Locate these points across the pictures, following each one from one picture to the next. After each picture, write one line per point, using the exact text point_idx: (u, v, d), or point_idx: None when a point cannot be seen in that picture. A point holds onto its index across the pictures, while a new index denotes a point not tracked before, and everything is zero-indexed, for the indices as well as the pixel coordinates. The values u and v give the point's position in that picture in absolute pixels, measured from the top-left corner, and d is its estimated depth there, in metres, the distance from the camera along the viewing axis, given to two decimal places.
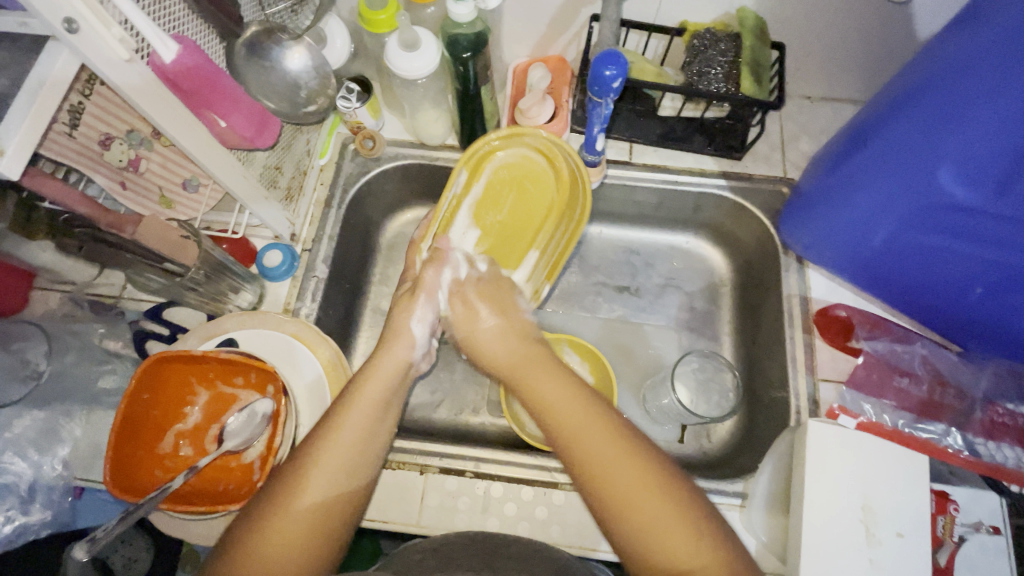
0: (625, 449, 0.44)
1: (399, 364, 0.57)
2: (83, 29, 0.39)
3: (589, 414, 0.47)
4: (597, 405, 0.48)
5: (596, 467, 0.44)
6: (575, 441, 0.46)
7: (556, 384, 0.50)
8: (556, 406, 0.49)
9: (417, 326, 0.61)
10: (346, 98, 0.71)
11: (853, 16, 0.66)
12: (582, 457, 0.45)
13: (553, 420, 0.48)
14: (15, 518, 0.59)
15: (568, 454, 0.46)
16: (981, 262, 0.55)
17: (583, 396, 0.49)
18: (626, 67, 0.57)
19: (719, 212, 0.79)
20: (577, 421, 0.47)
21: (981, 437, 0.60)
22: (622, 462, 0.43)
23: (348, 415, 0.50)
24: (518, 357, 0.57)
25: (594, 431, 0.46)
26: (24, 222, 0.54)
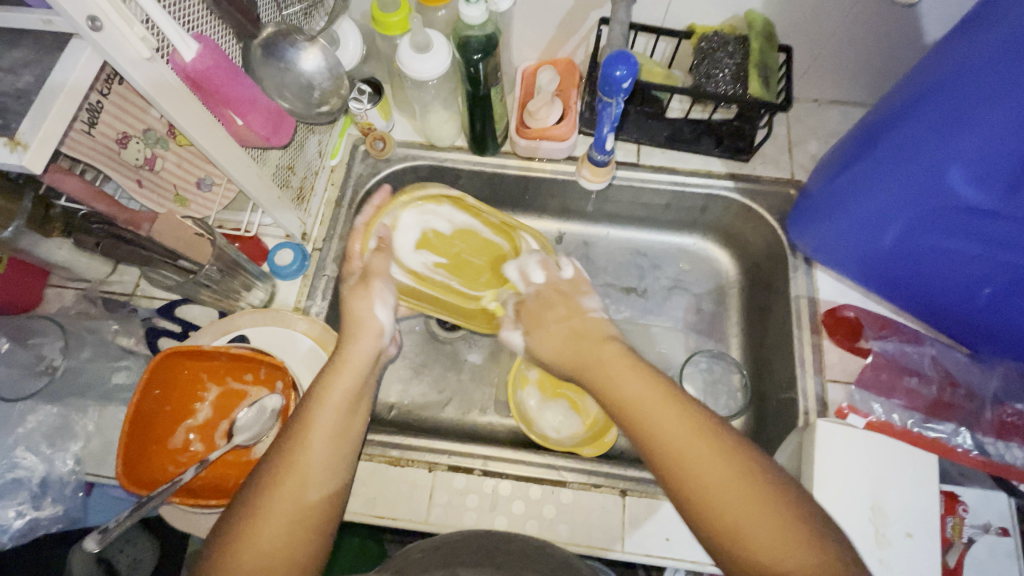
0: (719, 450, 0.40)
1: (372, 351, 0.57)
2: (106, 28, 0.40)
3: (681, 420, 0.42)
4: (686, 404, 0.44)
5: (698, 482, 0.39)
6: (669, 449, 0.41)
7: (638, 380, 0.46)
8: (643, 409, 0.44)
9: (381, 311, 0.60)
10: (358, 98, 0.72)
11: (860, 20, 0.67)
12: (680, 470, 0.40)
13: (638, 424, 0.44)
14: (26, 512, 0.60)
15: (661, 464, 0.42)
16: (992, 263, 0.55)
17: (665, 393, 0.45)
18: (637, 67, 0.57)
19: (727, 214, 0.79)
20: (670, 428, 0.42)
21: (991, 437, 0.60)
22: (710, 456, 0.40)
23: (323, 405, 0.50)
24: (586, 349, 0.54)
25: (691, 441, 0.41)
26: (41, 219, 0.56)
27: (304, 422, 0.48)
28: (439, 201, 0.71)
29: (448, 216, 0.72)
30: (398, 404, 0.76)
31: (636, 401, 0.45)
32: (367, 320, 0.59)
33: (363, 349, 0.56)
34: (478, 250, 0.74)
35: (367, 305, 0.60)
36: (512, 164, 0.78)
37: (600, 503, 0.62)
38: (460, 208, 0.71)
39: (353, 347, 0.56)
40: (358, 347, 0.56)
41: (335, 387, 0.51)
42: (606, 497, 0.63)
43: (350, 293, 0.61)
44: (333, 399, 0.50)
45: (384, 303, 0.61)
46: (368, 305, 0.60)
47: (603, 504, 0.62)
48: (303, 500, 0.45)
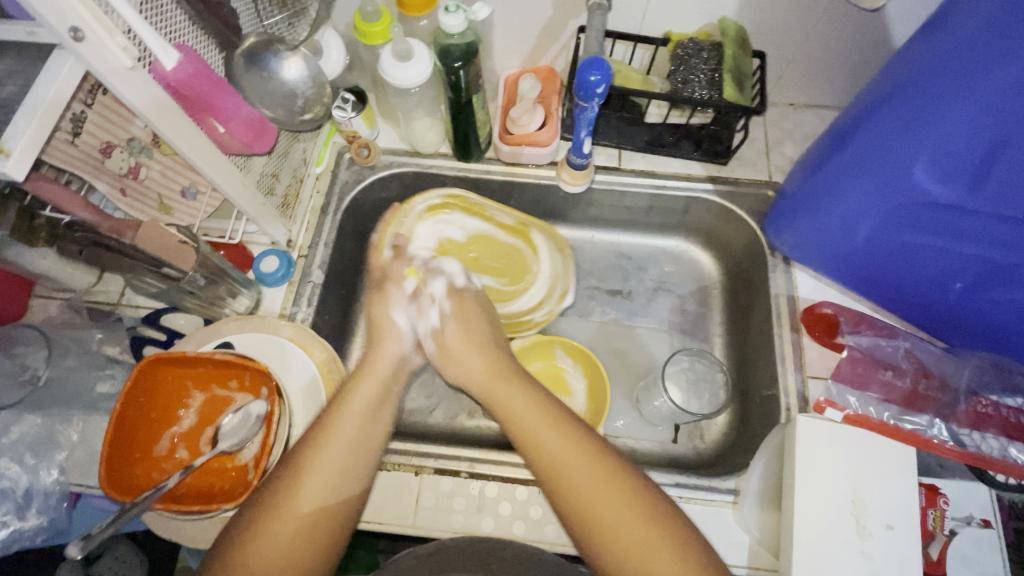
0: (592, 468, 0.49)
1: (389, 360, 0.61)
2: (89, 37, 0.40)
3: (562, 434, 0.51)
4: (569, 427, 0.52)
5: (574, 490, 0.48)
6: (552, 467, 0.50)
7: (529, 401, 0.55)
8: (533, 428, 0.52)
9: (398, 316, 0.66)
10: (341, 107, 0.73)
11: (829, 25, 0.69)
12: (559, 477, 0.49)
13: (528, 439, 0.52)
14: (11, 522, 0.59)
15: (547, 475, 0.50)
16: (962, 258, 0.57)
17: (555, 418, 0.53)
18: (610, 73, 0.59)
19: (707, 216, 0.81)
20: (552, 444, 0.51)
21: (966, 427, 0.61)
22: (582, 473, 0.49)
23: (343, 415, 0.53)
24: (489, 372, 0.60)
25: (569, 453, 0.50)
26: (26, 230, 0.56)
27: (322, 431, 0.52)
28: (449, 208, 0.82)
29: (462, 223, 0.82)
30: None
31: (527, 417, 0.53)
32: (387, 327, 0.65)
33: (380, 359, 0.61)
34: (496, 253, 0.83)
35: (385, 313, 0.66)
36: (496, 170, 0.79)
37: None
38: (471, 215, 0.82)
39: (370, 364, 0.60)
40: (375, 356, 0.61)
41: (356, 393, 0.56)
42: None
43: (373, 301, 0.68)
44: (350, 409, 0.54)
45: (401, 307, 0.67)
46: (387, 312, 0.66)
47: None
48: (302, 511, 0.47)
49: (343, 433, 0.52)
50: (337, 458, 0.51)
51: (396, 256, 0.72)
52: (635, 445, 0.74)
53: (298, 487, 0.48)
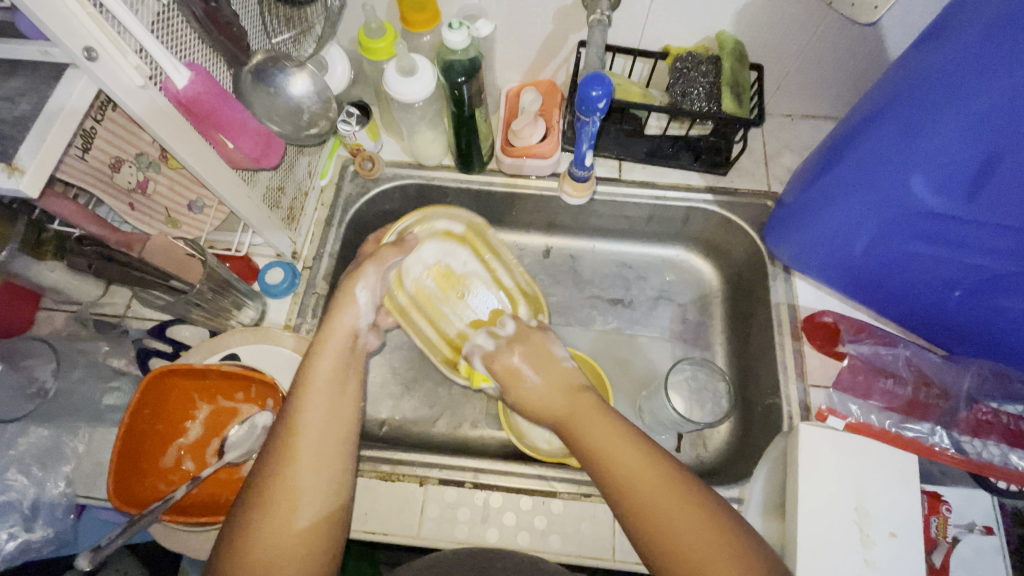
0: (693, 512, 0.44)
1: (344, 336, 0.56)
2: (101, 57, 0.41)
3: (660, 480, 0.46)
4: (662, 465, 0.47)
5: (682, 547, 0.43)
6: (647, 510, 0.45)
7: (615, 436, 0.49)
8: (624, 471, 0.47)
9: (363, 294, 0.59)
10: (347, 121, 0.74)
11: (825, 38, 0.70)
12: (659, 530, 0.44)
13: (627, 492, 0.46)
14: (19, 534, 0.60)
15: (642, 520, 0.45)
16: (960, 266, 0.58)
17: (647, 455, 0.48)
18: (611, 88, 0.60)
19: (707, 225, 0.81)
20: (647, 483, 0.46)
21: (967, 434, 0.61)
22: (684, 516, 0.44)
23: (308, 396, 0.51)
24: (570, 406, 0.54)
25: (669, 501, 0.45)
26: (34, 244, 0.55)
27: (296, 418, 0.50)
28: (463, 242, 0.76)
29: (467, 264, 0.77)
30: (389, 420, 0.77)
31: (618, 460, 0.48)
32: (346, 301, 0.58)
33: (335, 332, 0.56)
34: (469, 308, 0.77)
35: (349, 289, 0.60)
36: (498, 181, 0.80)
37: (591, 512, 0.63)
38: (476, 261, 0.77)
39: (329, 336, 0.56)
40: (330, 330, 0.56)
41: (316, 370, 0.53)
42: (597, 507, 0.63)
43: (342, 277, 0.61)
44: (316, 388, 0.51)
45: (369, 286, 0.60)
46: (352, 287, 0.59)
47: (593, 514, 0.63)
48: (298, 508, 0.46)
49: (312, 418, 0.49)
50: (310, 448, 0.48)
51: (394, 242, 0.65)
52: None
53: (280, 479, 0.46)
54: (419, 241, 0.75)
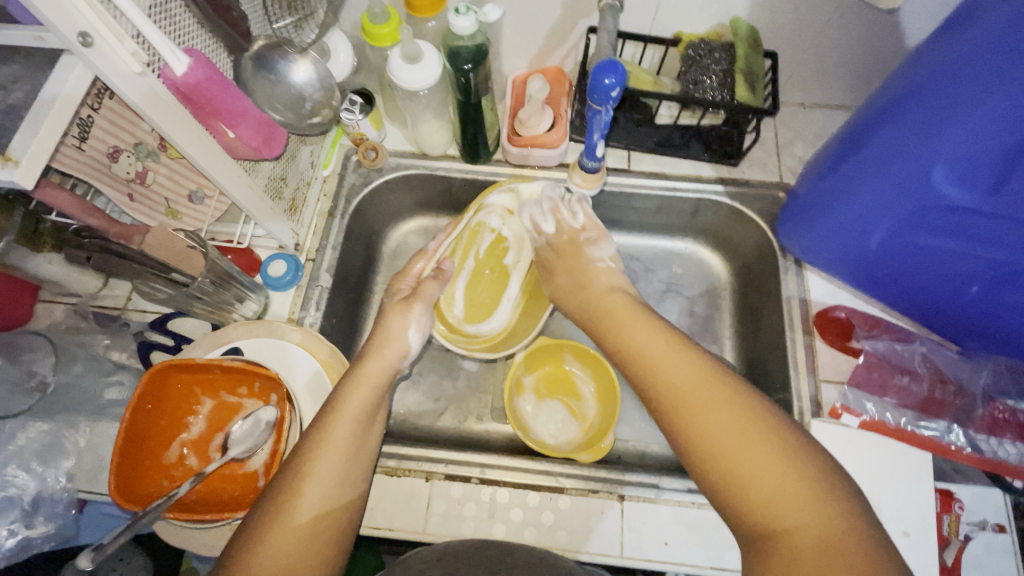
0: (725, 401, 0.46)
1: (387, 366, 0.58)
2: (96, 43, 0.40)
3: (680, 361, 0.51)
4: (708, 365, 0.50)
5: (691, 409, 0.46)
6: (677, 399, 0.48)
7: (645, 330, 0.57)
8: (648, 354, 0.53)
9: (414, 334, 0.64)
10: (350, 110, 0.71)
11: (843, 25, 0.68)
12: (674, 401, 0.48)
13: (657, 382, 0.50)
14: (19, 531, 0.59)
15: (670, 410, 0.48)
16: (976, 261, 0.56)
17: (682, 351, 0.52)
18: (625, 75, 0.58)
19: (717, 217, 0.80)
20: (679, 377, 0.49)
21: (983, 432, 0.61)
22: (712, 407, 0.46)
23: (339, 420, 0.51)
24: (607, 311, 0.63)
25: (687, 381, 0.48)
26: (30, 234, 0.56)
27: (319, 440, 0.50)
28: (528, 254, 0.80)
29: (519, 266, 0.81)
30: (394, 414, 0.76)
31: (646, 347, 0.54)
32: (396, 338, 0.62)
33: (379, 364, 0.58)
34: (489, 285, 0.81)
35: (402, 326, 0.64)
36: (504, 172, 0.79)
37: (599, 508, 0.62)
38: (524, 274, 0.80)
39: (369, 365, 0.57)
40: (373, 361, 0.58)
41: (352, 398, 0.53)
42: (604, 503, 0.63)
43: (391, 309, 0.65)
44: (348, 415, 0.52)
45: (419, 326, 0.65)
46: (402, 325, 0.64)
47: (602, 510, 0.62)
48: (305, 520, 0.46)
49: (337, 442, 0.50)
50: (333, 463, 0.49)
51: (430, 279, 0.70)
52: (646, 448, 0.74)
53: (302, 496, 0.46)
54: (517, 211, 0.79)
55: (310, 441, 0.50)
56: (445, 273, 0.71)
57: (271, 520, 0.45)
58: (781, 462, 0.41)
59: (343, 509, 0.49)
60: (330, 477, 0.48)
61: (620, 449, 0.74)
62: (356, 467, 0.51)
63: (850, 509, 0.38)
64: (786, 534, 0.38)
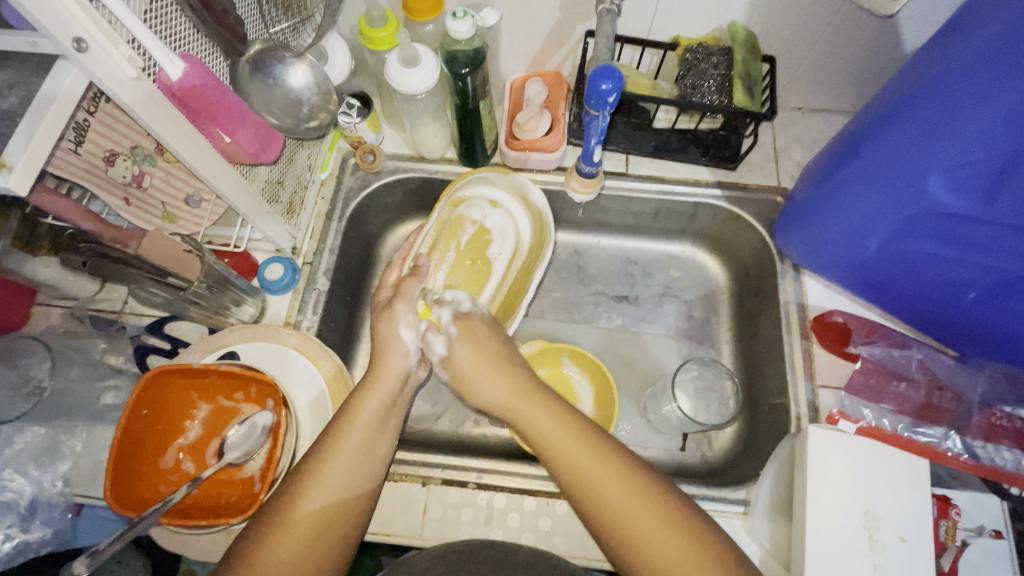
0: (660, 515, 0.46)
1: (398, 373, 0.57)
2: (92, 48, 0.40)
3: (610, 471, 0.49)
4: (625, 466, 0.50)
5: (631, 528, 0.46)
6: (612, 512, 0.47)
7: (560, 426, 0.52)
8: (578, 462, 0.50)
9: (405, 332, 0.60)
10: (347, 113, 0.72)
11: (841, 30, 0.68)
12: (616, 518, 0.47)
13: (587, 491, 0.49)
14: (15, 535, 0.58)
15: (606, 521, 0.47)
16: (973, 267, 0.56)
17: (603, 453, 0.50)
18: (622, 81, 0.58)
19: (714, 221, 0.80)
20: (611, 489, 0.48)
21: (980, 439, 0.60)
22: (649, 520, 0.46)
23: (349, 428, 0.52)
24: (517, 397, 0.55)
25: (621, 493, 0.48)
26: (27, 237, 0.56)
27: (327, 451, 0.50)
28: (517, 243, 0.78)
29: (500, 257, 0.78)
30: None
31: (571, 454, 0.50)
32: (393, 343, 0.59)
33: (392, 368, 0.57)
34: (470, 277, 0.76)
35: (392, 328, 0.60)
36: None
37: None
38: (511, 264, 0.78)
39: (381, 370, 0.57)
40: (386, 364, 0.57)
41: (363, 407, 0.53)
42: None
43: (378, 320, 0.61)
44: (359, 423, 0.52)
45: (411, 325, 0.60)
46: (393, 329, 0.60)
47: None
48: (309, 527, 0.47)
49: (346, 454, 0.50)
50: (340, 472, 0.49)
51: (411, 275, 0.65)
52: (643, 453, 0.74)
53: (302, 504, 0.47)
54: (501, 203, 0.79)
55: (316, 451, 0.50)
56: (422, 268, 0.66)
57: (274, 528, 0.46)
58: None
59: (349, 519, 0.49)
60: (338, 485, 0.49)
61: None
62: (366, 476, 0.51)
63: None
64: None
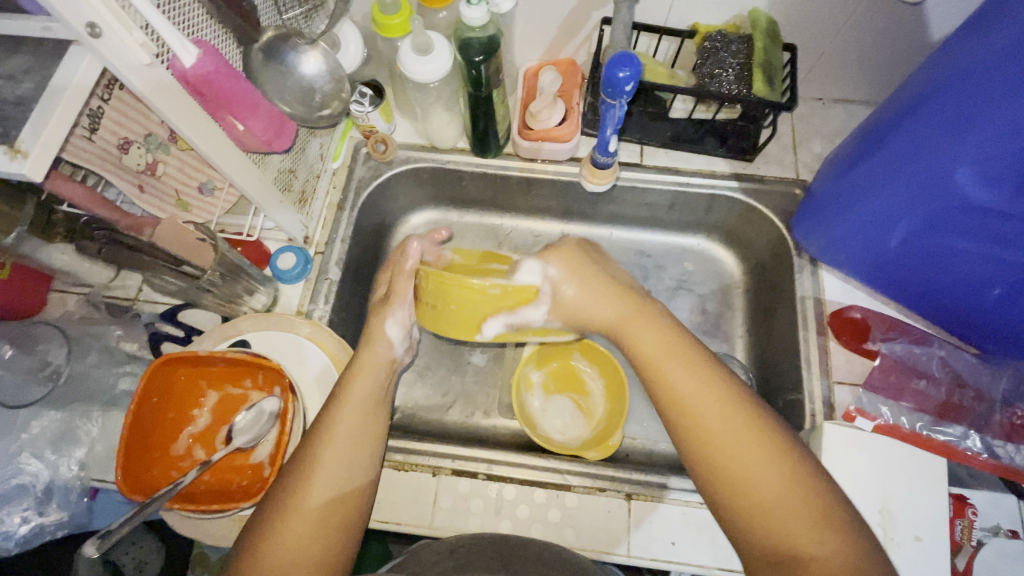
0: (744, 420, 0.43)
1: (380, 360, 0.57)
2: (105, 34, 0.39)
3: (693, 367, 0.46)
4: (710, 369, 0.47)
5: (705, 428, 0.43)
6: (688, 410, 0.45)
7: (661, 335, 0.50)
8: (661, 361, 0.48)
9: (392, 328, 0.59)
10: (359, 102, 0.72)
11: (866, 18, 0.66)
12: (690, 417, 0.44)
13: (667, 387, 0.46)
14: (31, 518, 0.60)
15: (678, 419, 0.45)
16: (999, 263, 0.55)
17: (688, 350, 0.48)
18: (640, 69, 0.57)
19: (730, 214, 0.79)
20: (695, 391, 0.45)
21: (1000, 439, 0.59)
22: (730, 424, 0.43)
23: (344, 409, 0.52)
24: (621, 309, 0.53)
25: (702, 394, 0.45)
26: (43, 225, 0.56)
27: (322, 439, 0.49)
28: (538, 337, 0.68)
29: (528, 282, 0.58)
30: (402, 407, 0.76)
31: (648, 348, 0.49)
32: (378, 336, 0.58)
33: (372, 356, 0.57)
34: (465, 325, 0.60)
35: (381, 323, 0.60)
36: (514, 166, 0.78)
37: (605, 506, 0.62)
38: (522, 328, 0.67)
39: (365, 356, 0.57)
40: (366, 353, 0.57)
41: (354, 386, 0.54)
42: (611, 501, 0.62)
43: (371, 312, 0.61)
44: (354, 402, 0.52)
45: (397, 321, 0.60)
46: (381, 323, 0.59)
47: (608, 509, 0.62)
48: (313, 508, 0.45)
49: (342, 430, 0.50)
50: (337, 450, 0.49)
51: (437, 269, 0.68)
52: (653, 446, 0.74)
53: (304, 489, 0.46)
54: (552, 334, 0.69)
55: (310, 442, 0.49)
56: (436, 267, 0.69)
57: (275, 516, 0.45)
58: (825, 527, 0.38)
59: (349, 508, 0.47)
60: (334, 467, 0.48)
61: (627, 447, 0.74)
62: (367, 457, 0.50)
63: (861, 541, 0.38)
64: (812, 564, 0.37)
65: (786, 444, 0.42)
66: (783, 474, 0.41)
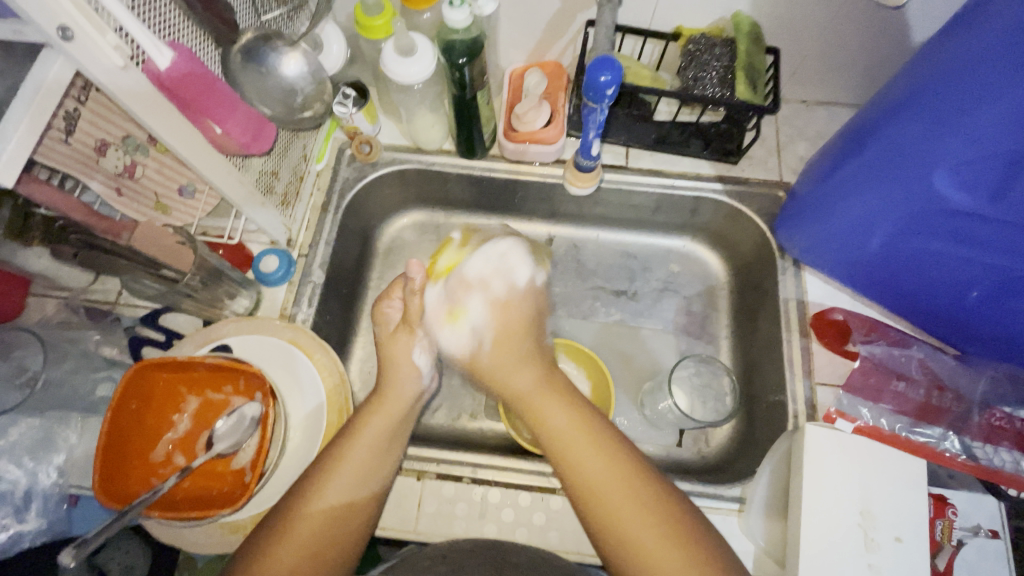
0: (643, 504, 0.49)
1: (408, 381, 0.61)
2: (78, 37, 0.39)
3: (598, 454, 0.52)
4: (614, 453, 0.52)
5: (611, 513, 0.49)
6: (594, 497, 0.50)
7: (569, 418, 0.54)
8: (570, 450, 0.52)
9: (420, 358, 0.63)
10: (342, 103, 0.71)
11: (848, 20, 0.66)
12: (597, 503, 0.49)
13: (576, 475, 0.51)
14: (9, 526, 0.59)
15: (586, 502, 0.50)
16: (978, 265, 0.55)
17: (594, 435, 0.53)
18: (621, 73, 0.57)
19: (715, 216, 0.79)
20: (599, 475, 0.50)
21: (979, 440, 0.60)
22: (631, 509, 0.48)
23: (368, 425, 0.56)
24: (531, 385, 0.57)
25: (607, 479, 0.50)
26: (17, 229, 0.53)
27: (338, 456, 0.54)
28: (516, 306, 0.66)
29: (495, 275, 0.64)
30: None
31: (563, 432, 0.53)
32: (403, 363, 0.62)
33: (403, 381, 0.61)
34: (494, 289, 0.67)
35: (407, 351, 0.63)
36: (500, 167, 0.78)
37: None
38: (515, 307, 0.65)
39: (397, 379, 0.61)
40: (398, 378, 0.61)
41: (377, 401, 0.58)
42: None
43: (389, 340, 0.64)
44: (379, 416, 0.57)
45: (424, 350, 0.64)
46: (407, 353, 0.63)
47: None
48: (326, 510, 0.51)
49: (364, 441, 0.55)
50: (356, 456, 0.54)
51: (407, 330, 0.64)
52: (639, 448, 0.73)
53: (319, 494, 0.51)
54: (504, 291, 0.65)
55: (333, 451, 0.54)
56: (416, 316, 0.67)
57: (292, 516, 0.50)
58: None
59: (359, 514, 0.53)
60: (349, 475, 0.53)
61: None
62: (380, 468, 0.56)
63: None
64: None
65: (683, 519, 0.48)
66: (676, 551, 0.46)
